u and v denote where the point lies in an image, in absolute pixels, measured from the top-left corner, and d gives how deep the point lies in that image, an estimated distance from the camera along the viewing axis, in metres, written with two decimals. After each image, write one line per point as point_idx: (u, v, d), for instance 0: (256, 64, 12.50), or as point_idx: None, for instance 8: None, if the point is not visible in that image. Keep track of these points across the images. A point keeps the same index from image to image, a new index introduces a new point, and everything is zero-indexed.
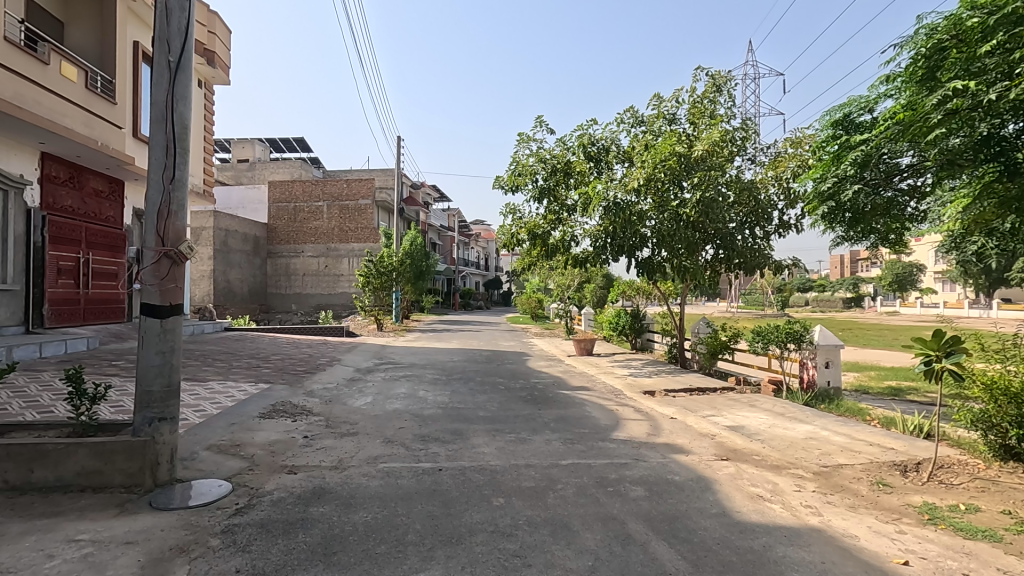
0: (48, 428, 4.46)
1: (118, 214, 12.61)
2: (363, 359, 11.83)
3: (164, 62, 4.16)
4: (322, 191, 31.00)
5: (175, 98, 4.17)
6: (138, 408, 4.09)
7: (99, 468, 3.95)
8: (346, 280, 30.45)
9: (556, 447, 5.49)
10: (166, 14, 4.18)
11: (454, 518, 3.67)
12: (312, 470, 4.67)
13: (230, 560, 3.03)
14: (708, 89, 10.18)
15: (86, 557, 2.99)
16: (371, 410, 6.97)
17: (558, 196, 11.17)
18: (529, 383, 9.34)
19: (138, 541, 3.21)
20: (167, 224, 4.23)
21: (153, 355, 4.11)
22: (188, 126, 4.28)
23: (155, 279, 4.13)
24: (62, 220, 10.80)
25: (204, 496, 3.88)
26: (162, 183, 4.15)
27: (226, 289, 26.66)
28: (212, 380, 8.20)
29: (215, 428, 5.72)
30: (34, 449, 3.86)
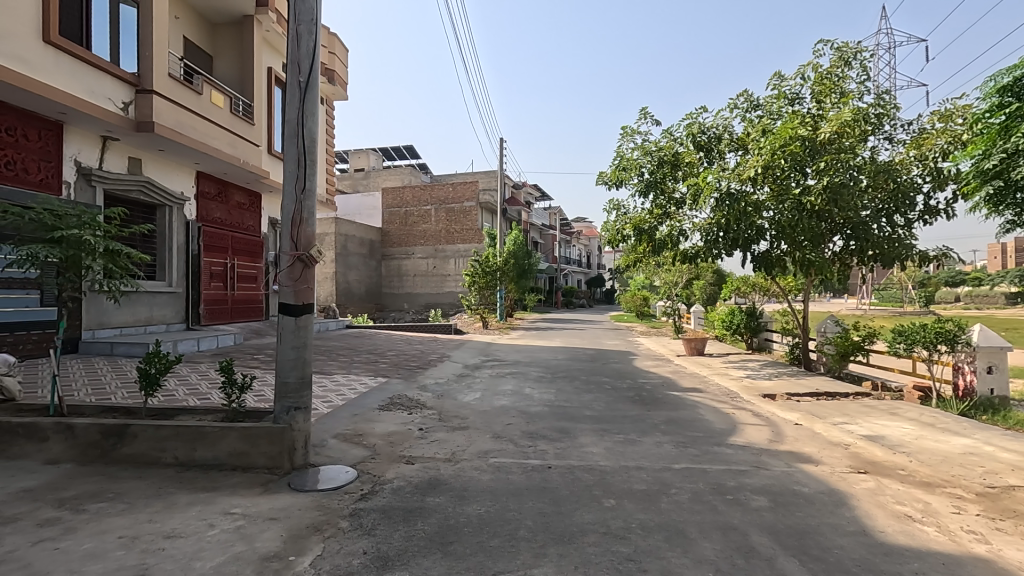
0: (206, 413, 5.08)
1: (256, 223, 14.12)
2: (471, 356, 12.20)
3: (295, 83, 4.54)
4: (430, 195, 32.52)
5: (305, 115, 4.56)
6: (277, 398, 4.54)
7: (246, 450, 4.42)
8: (453, 280, 31.62)
9: (668, 449, 5.30)
10: (296, 39, 4.58)
11: (565, 517, 3.65)
12: (427, 461, 4.89)
13: (358, 542, 3.25)
14: (836, 62, 9.27)
15: (238, 529, 3.36)
16: (480, 406, 7.15)
17: (665, 189, 10.74)
18: (637, 383, 9.10)
19: (280, 518, 3.55)
20: (300, 231, 4.62)
21: (289, 350, 4.53)
22: (316, 140, 4.67)
23: (290, 280, 4.55)
24: (213, 230, 12.28)
25: (333, 481, 4.21)
26: (295, 193, 4.56)
27: (346, 290, 28.87)
28: (337, 373, 8.92)
29: (340, 418, 6.20)
30: (196, 431, 4.42)
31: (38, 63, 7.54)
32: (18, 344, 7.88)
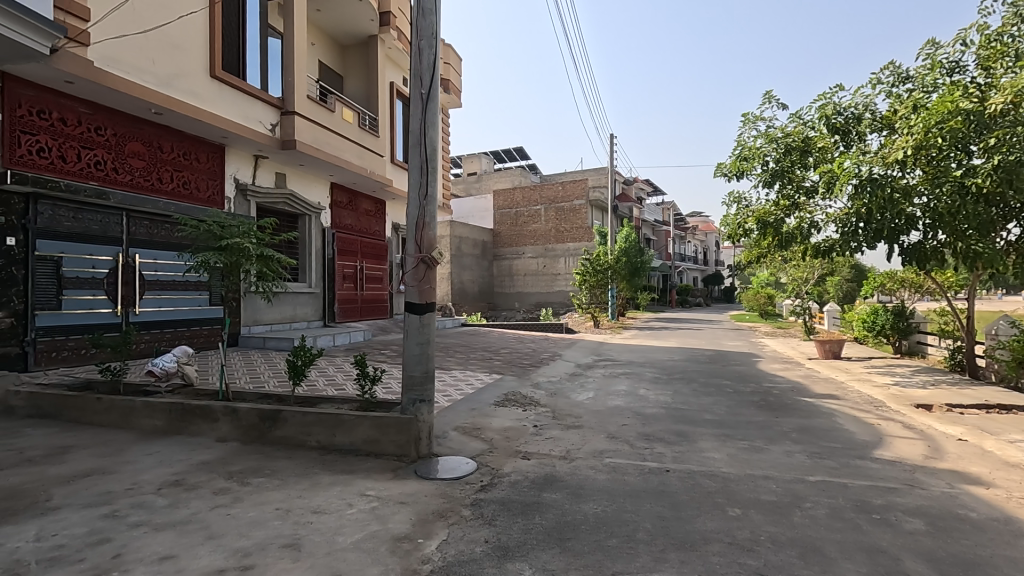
0: (343, 402, 5.58)
1: (381, 228, 15.22)
2: (583, 355, 12.14)
3: (418, 95, 4.84)
4: (540, 195, 32.89)
5: (427, 124, 4.84)
6: (405, 390, 4.87)
7: (377, 438, 4.79)
8: (563, 279, 31.65)
9: (799, 459, 4.90)
10: (419, 53, 4.87)
11: (686, 522, 3.53)
12: (543, 457, 4.97)
13: (479, 530, 3.39)
14: (1009, 20, 7.95)
15: (373, 510, 3.66)
16: (593, 405, 7.11)
17: (793, 178, 9.90)
18: (763, 387, 8.49)
19: (408, 502, 3.81)
20: (423, 234, 4.90)
21: (415, 346, 4.84)
22: (437, 148, 4.93)
23: (415, 281, 4.85)
24: (344, 236, 13.44)
25: (455, 471, 4.43)
26: (418, 198, 4.85)
27: (461, 289, 30.12)
28: (455, 369, 9.35)
29: (459, 412, 6.49)
30: (335, 418, 4.88)
31: (206, 96, 8.75)
32: (193, 338, 9.22)
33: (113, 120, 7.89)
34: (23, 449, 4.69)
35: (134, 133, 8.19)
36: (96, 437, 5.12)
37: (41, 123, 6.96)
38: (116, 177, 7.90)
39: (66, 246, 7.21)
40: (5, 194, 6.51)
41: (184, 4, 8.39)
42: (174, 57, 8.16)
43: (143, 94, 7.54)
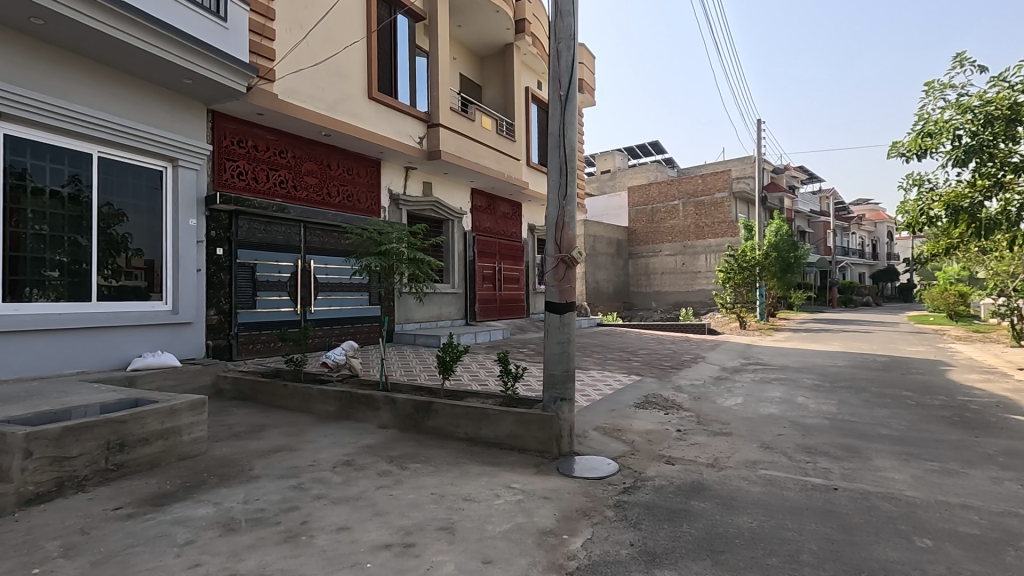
0: (488, 397, 5.84)
1: (518, 230, 15.70)
2: (729, 358, 11.38)
3: (556, 97, 4.91)
4: (678, 189, 31.50)
5: (565, 125, 4.89)
6: (546, 388, 4.96)
7: (520, 433, 4.94)
8: (704, 277, 29.92)
9: (1010, 488, 4.10)
10: (557, 55, 4.94)
11: (860, 548, 3.14)
12: (688, 463, 4.75)
13: (625, 533, 3.34)
14: None
15: (519, 502, 3.78)
16: (743, 412, 6.62)
17: (996, 153, 8.31)
18: (955, 401, 7.25)
19: (552, 498, 3.88)
20: (563, 234, 4.95)
21: (556, 344, 4.91)
22: (576, 147, 4.95)
23: (556, 280, 4.92)
24: (484, 238, 14.08)
25: (597, 471, 4.41)
26: (558, 198, 4.91)
27: (595, 289, 29.91)
28: (592, 369, 9.31)
29: (599, 412, 6.45)
30: (481, 412, 5.12)
31: (366, 116, 9.72)
32: (357, 334, 10.28)
33: (293, 144, 9.09)
34: (232, 425, 5.60)
35: (308, 154, 9.36)
36: (284, 418, 5.94)
37: (240, 151, 8.25)
38: (295, 193, 9.09)
39: (259, 255, 8.46)
40: (216, 212, 7.83)
41: (348, 36, 9.41)
42: (339, 84, 9.20)
43: (315, 119, 8.60)
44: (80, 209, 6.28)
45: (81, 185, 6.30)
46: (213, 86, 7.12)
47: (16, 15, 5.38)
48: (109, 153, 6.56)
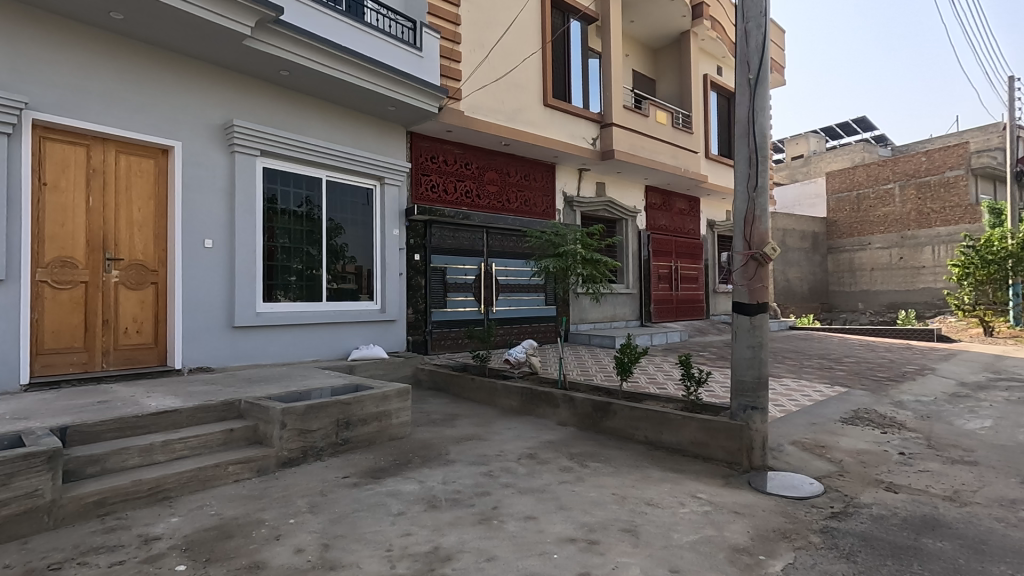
0: (668, 401, 5.64)
1: (696, 226, 14.90)
2: (969, 371, 9.36)
3: (745, 81, 4.56)
4: (893, 170, 26.73)
5: (756, 110, 4.51)
6: (734, 395, 4.62)
7: (706, 441, 4.67)
8: (930, 274, 24.90)
9: None
10: (745, 37, 4.58)
11: None
12: (917, 493, 4.02)
13: (835, 563, 2.96)
14: None
15: (707, 514, 3.58)
16: (994, 438, 5.40)
17: None
18: None
19: (745, 514, 3.60)
20: (753, 229, 4.56)
21: (745, 349, 4.55)
22: (768, 134, 4.54)
23: (745, 279, 4.55)
24: (660, 237, 13.63)
25: (798, 490, 3.97)
26: (747, 191, 4.55)
27: (786, 288, 26.92)
28: (786, 377, 8.40)
29: (797, 425, 5.81)
30: (663, 416, 4.97)
31: (542, 123, 10.07)
32: (535, 333, 10.69)
33: (477, 156, 9.81)
34: (429, 412, 6.25)
35: (490, 164, 10.02)
36: (473, 409, 6.44)
37: (433, 166, 9.17)
38: (479, 201, 9.79)
39: (450, 259, 9.31)
40: (414, 222, 8.80)
41: (525, 48, 9.86)
42: (517, 95, 9.68)
43: (496, 131, 9.16)
44: (314, 224, 7.55)
45: (314, 205, 7.56)
46: (411, 110, 8.01)
47: (271, 70, 6.69)
48: (333, 176, 7.79)
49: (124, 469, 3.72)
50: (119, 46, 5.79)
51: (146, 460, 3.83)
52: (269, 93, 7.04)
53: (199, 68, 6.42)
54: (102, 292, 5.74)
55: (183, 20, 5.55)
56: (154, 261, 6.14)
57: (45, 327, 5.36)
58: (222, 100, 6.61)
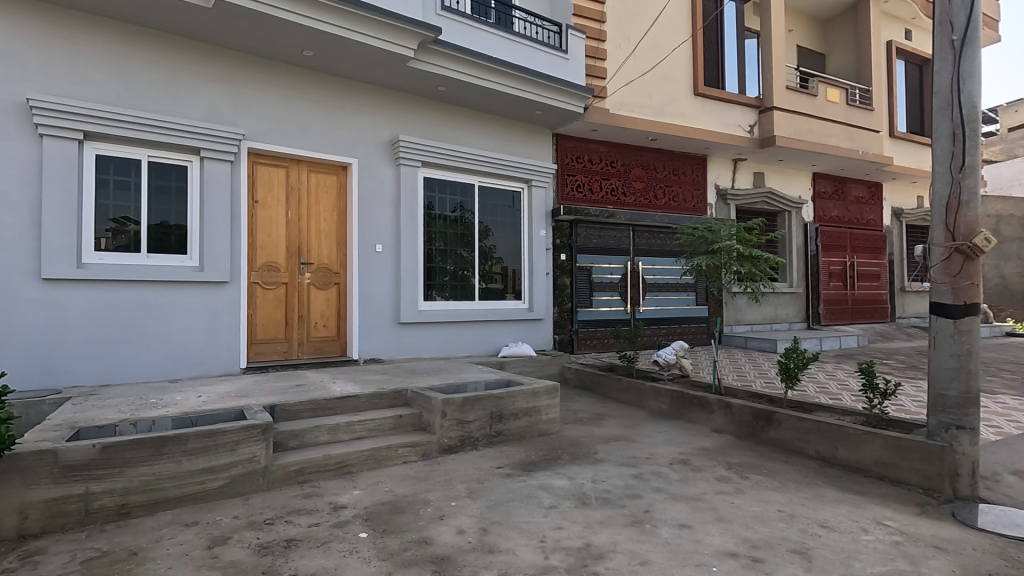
0: (844, 414, 5.03)
1: (877, 216, 13.04)
2: None
3: (947, 44, 3.90)
4: None
5: (962, 76, 3.83)
6: (932, 411, 3.97)
7: (895, 462, 4.08)
8: None
9: None
10: None
11: None
12: None
13: None
14: None
15: (897, 545, 3.12)
16: None
17: None
18: None
19: (948, 550, 3.08)
20: (957, 216, 3.87)
21: (947, 357, 3.89)
22: (979, 103, 3.83)
23: (947, 276, 3.89)
24: (831, 229, 12.17)
25: (1022, 529, 3.29)
26: (949, 172, 3.88)
27: None
28: (1004, 394, 6.97)
29: (1019, 451, 4.80)
30: (838, 430, 4.45)
31: (693, 114, 9.58)
32: (684, 334, 10.19)
33: (623, 153, 9.66)
34: (577, 411, 6.29)
35: (637, 160, 9.80)
36: (620, 410, 6.35)
37: (579, 166, 9.22)
38: (625, 199, 9.61)
39: (595, 258, 9.28)
40: (559, 223, 8.93)
41: (675, 38, 9.48)
42: (666, 87, 9.33)
43: (643, 125, 8.92)
44: (467, 228, 8.03)
45: (467, 210, 8.05)
46: (558, 112, 8.15)
47: (430, 87, 7.26)
48: (484, 181, 8.21)
49: (317, 444, 4.32)
50: (309, 80, 6.72)
51: (333, 438, 4.40)
52: (428, 108, 7.65)
53: (371, 91, 7.19)
54: (298, 292, 6.71)
55: (360, 51, 6.28)
56: (337, 264, 7.03)
57: (257, 321, 6.42)
58: (390, 118, 7.34)
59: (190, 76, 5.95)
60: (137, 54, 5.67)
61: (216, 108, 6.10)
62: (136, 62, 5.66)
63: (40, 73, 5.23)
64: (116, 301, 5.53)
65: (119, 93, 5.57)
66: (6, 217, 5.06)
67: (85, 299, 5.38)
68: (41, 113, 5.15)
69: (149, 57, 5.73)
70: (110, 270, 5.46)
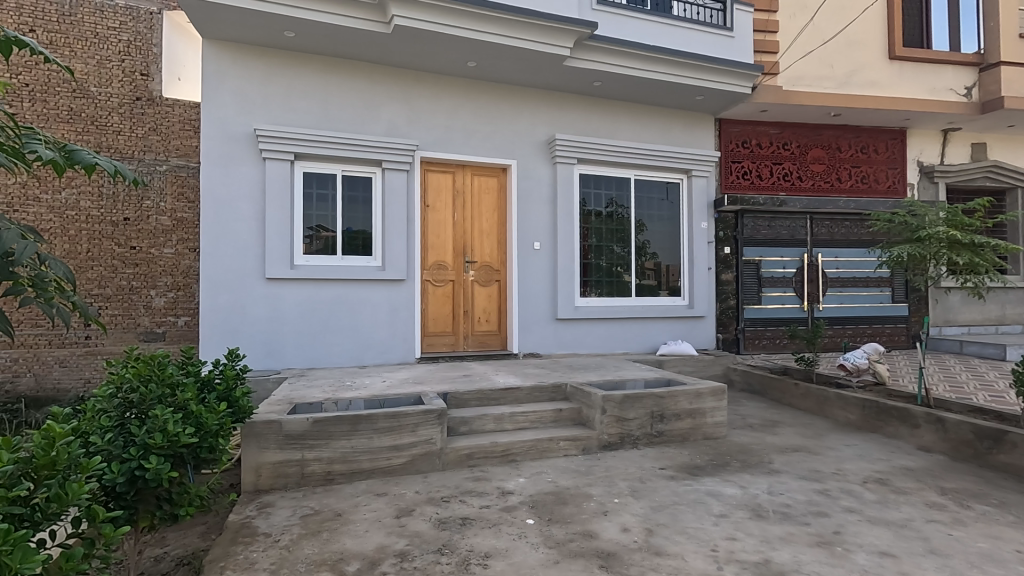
0: None
1: None
2: None
3: None
4: None
5: None
6: None
7: None
8: None
9: None
10: None
11: None
12: None
13: None
14: None
15: None
16: None
17: None
18: None
19: None
20: None
21: None
22: None
23: None
24: None
25: None
26: None
27: None
28: None
29: None
30: None
31: (888, 82, 8.29)
32: (876, 335, 8.87)
33: (799, 134, 8.71)
34: (746, 416, 5.84)
35: (816, 140, 8.77)
36: (799, 418, 5.74)
37: (746, 151, 8.52)
38: (800, 184, 8.66)
39: (765, 251, 8.51)
40: (723, 214, 8.36)
41: None
42: (853, 55, 8.20)
43: (825, 100, 7.94)
44: (623, 223, 7.91)
45: (623, 205, 7.92)
46: (722, 96, 7.62)
47: (586, 83, 7.26)
48: (640, 174, 8.01)
49: (484, 431, 4.59)
50: (473, 89, 7.15)
51: (499, 427, 4.63)
52: (584, 104, 7.67)
53: (528, 93, 7.42)
54: (463, 288, 7.19)
55: (519, 55, 6.50)
56: (497, 262, 7.39)
57: (429, 315, 7.02)
58: (546, 117, 7.49)
59: (375, 96, 6.69)
60: (333, 82, 6.54)
61: (395, 123, 6.78)
62: (332, 90, 6.53)
63: (263, 107, 6.28)
64: (319, 297, 6.44)
65: (320, 118, 6.48)
66: (241, 228, 6.19)
67: (296, 296, 6.36)
68: (267, 140, 6.19)
69: (341, 84, 6.56)
70: (314, 270, 6.39)
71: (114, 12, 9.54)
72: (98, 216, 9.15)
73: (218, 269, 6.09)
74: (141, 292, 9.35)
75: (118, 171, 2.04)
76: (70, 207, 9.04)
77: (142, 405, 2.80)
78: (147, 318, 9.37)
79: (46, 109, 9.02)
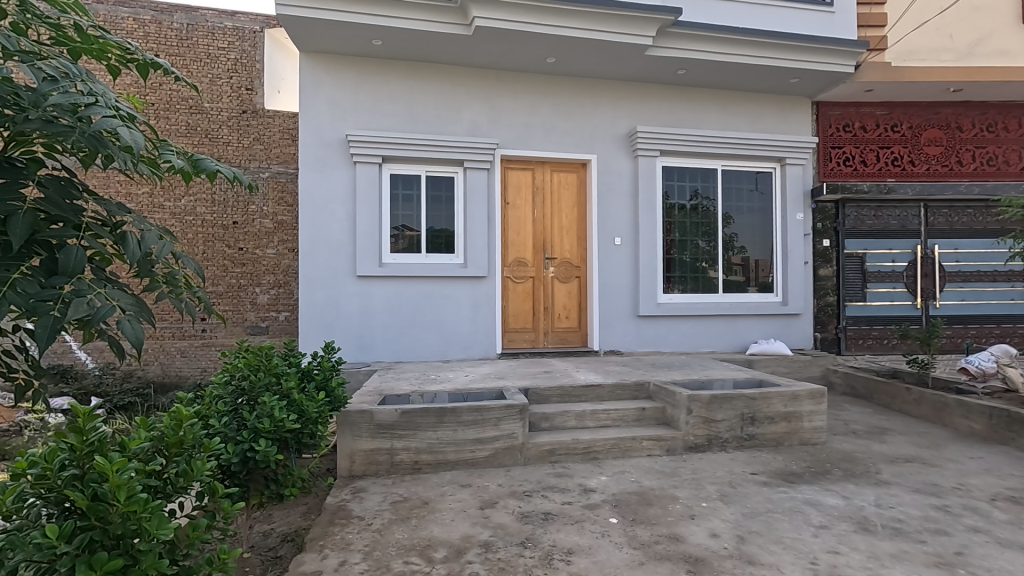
0: None
1: None
2: None
3: None
4: None
5: None
6: None
7: None
8: None
9: None
10: None
11: None
12: None
13: None
14: None
15: None
16: None
17: None
18: None
19: None
20: None
21: None
22: None
23: None
24: None
25: None
26: None
27: None
28: None
29: None
30: None
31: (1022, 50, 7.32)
32: (1006, 336, 7.89)
33: (911, 114, 7.92)
34: (849, 421, 5.41)
35: (931, 120, 7.94)
36: (911, 426, 5.24)
37: (848, 135, 7.88)
38: (913, 169, 7.87)
39: (870, 243, 7.82)
40: (821, 204, 7.79)
41: None
42: (977, 22, 7.32)
43: (943, 75, 7.15)
44: (708, 216, 7.58)
45: (709, 198, 7.59)
46: (820, 77, 7.09)
47: (670, 72, 7.01)
48: (727, 165, 7.64)
49: (565, 428, 4.57)
50: (552, 85, 7.13)
51: (581, 424, 4.60)
52: (667, 94, 7.42)
53: (608, 86, 7.29)
54: (544, 285, 7.21)
55: (600, 48, 6.39)
56: (578, 258, 7.33)
57: (509, 312, 7.10)
58: (628, 109, 7.33)
59: (457, 98, 6.86)
60: (418, 86, 6.77)
61: (476, 122, 6.91)
62: (417, 94, 6.77)
63: (354, 114, 6.62)
64: (406, 294, 6.71)
65: (405, 121, 6.73)
66: (335, 229, 6.58)
67: (384, 292, 6.66)
68: (358, 145, 6.52)
69: (425, 88, 6.78)
70: (401, 268, 6.67)
71: (223, 34, 10.43)
72: (211, 220, 10.07)
73: (314, 267, 6.51)
74: (248, 289, 10.21)
75: (236, 176, 2.19)
76: (188, 213, 10.01)
77: (252, 391, 3.05)
78: (253, 313, 10.21)
79: (168, 125, 10.04)
